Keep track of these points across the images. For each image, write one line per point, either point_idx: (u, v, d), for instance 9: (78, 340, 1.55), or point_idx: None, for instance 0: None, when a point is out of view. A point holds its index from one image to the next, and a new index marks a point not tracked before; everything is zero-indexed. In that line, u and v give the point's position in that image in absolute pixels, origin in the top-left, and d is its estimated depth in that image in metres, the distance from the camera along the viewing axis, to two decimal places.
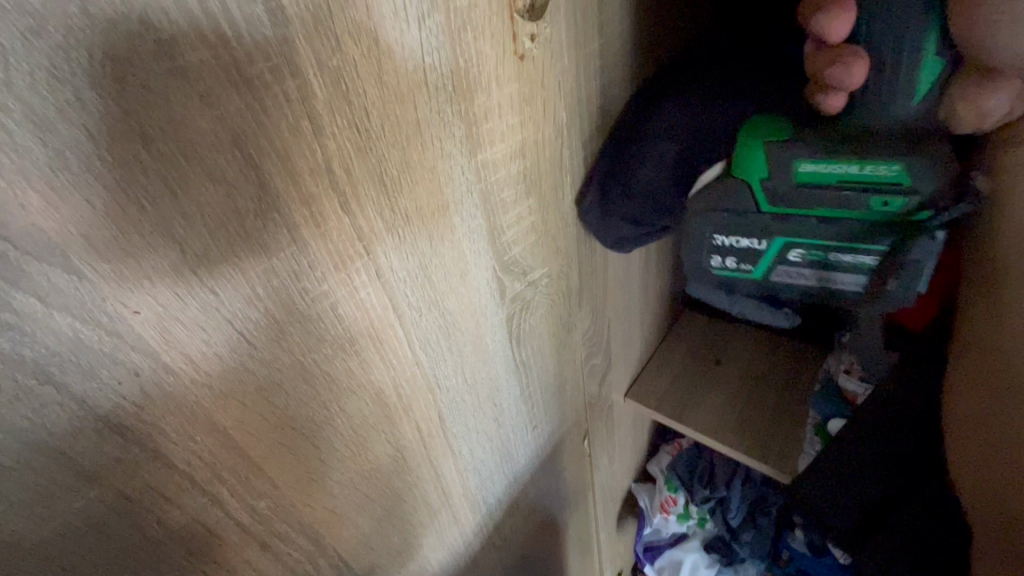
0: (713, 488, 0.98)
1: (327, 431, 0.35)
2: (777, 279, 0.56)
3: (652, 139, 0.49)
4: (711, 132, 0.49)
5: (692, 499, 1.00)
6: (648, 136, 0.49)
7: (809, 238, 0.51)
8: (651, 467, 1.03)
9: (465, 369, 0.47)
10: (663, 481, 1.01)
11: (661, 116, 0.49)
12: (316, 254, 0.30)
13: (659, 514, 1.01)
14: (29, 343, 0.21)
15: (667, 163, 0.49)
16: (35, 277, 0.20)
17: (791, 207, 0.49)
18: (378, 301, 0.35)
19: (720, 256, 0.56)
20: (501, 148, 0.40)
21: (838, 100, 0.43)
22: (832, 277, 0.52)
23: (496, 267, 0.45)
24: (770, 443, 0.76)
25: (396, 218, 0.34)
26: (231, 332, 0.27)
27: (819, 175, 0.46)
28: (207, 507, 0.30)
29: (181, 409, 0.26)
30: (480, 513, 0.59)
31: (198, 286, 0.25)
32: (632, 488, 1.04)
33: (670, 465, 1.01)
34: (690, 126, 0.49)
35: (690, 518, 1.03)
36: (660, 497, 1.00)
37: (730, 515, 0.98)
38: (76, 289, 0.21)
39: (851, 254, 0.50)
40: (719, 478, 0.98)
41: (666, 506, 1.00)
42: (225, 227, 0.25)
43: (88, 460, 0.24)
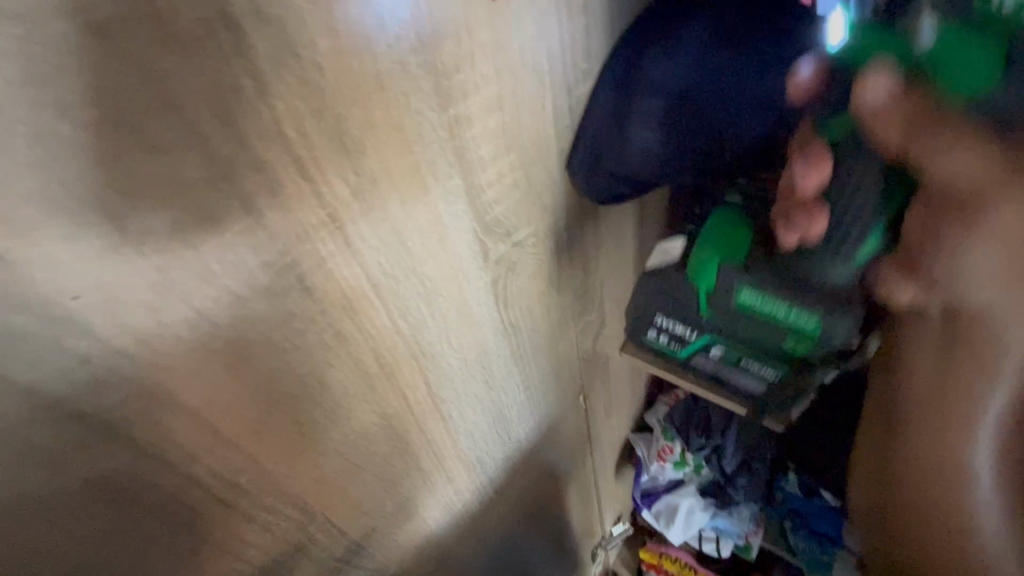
0: (709, 436, 0.99)
1: (307, 404, 0.34)
2: (692, 364, 0.63)
3: (650, 102, 0.45)
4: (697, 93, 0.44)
5: (687, 447, 1.01)
6: (644, 94, 0.45)
7: (727, 344, 0.57)
8: (648, 417, 1.06)
9: (451, 335, 0.46)
10: (660, 430, 1.04)
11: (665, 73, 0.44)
12: (274, 224, 0.28)
13: (656, 462, 1.06)
14: None
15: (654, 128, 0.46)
16: None
17: (719, 317, 0.55)
18: (349, 270, 0.33)
19: (657, 334, 0.60)
20: (476, 101, 0.38)
21: (791, 238, 0.44)
22: (734, 375, 0.61)
23: (478, 228, 0.43)
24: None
25: (362, 181, 0.32)
26: (188, 311, 0.26)
27: (757, 307, 0.51)
28: (186, 485, 0.29)
29: (144, 391, 0.26)
30: (476, 472, 0.60)
31: (144, 263, 0.23)
32: (630, 439, 1.09)
33: (667, 415, 1.04)
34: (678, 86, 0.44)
35: (687, 465, 1.05)
36: (657, 445, 1.04)
37: (725, 461, 0.99)
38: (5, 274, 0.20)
39: (758, 364, 0.57)
40: (715, 426, 0.98)
41: (663, 454, 1.04)
42: (167, 199, 0.23)
43: (45, 447, 0.23)
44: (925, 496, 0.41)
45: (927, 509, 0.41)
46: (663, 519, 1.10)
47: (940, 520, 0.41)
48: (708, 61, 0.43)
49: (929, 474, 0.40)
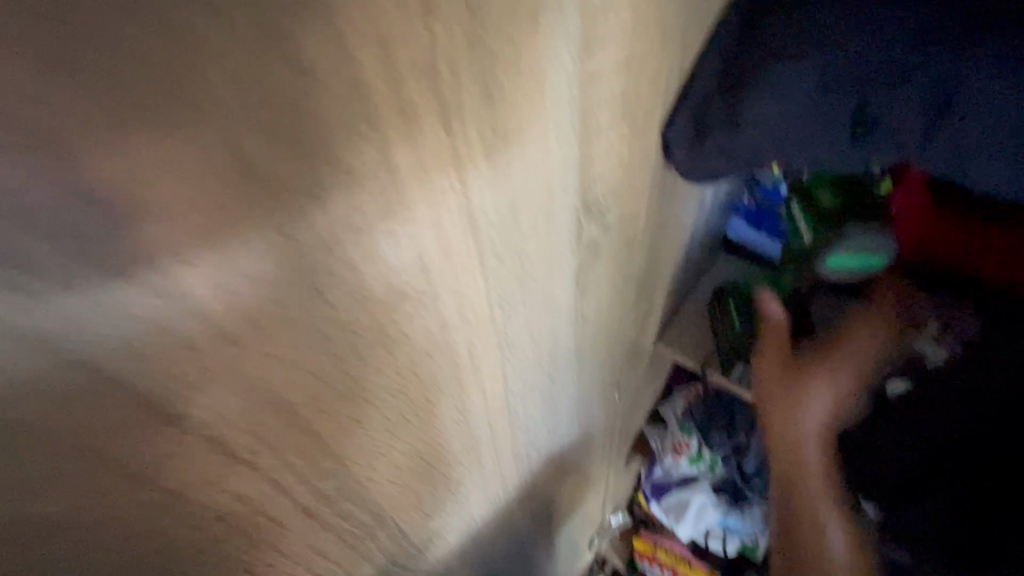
0: (732, 434, 1.02)
1: (400, 398, 0.29)
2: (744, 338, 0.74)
3: (785, 67, 0.40)
4: (859, 78, 0.39)
5: (707, 444, 1.02)
6: (784, 75, 0.40)
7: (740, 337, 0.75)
8: (664, 409, 1.03)
9: (533, 324, 0.41)
10: (676, 424, 1.03)
11: (807, 29, 0.39)
12: (409, 187, 0.22)
13: (670, 455, 1.04)
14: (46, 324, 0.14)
15: (785, 112, 0.41)
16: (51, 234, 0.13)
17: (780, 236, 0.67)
18: (465, 248, 0.28)
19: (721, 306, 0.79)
20: (609, 57, 0.32)
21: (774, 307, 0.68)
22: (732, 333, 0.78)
23: (580, 206, 0.38)
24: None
25: (496, 142, 0.26)
26: (309, 291, 0.20)
27: None
28: (271, 494, 0.24)
29: (247, 385, 0.20)
30: (522, 467, 0.56)
31: (277, 227, 0.18)
32: (644, 431, 1.07)
33: (685, 410, 1.03)
34: (827, 78, 0.40)
35: (702, 461, 1.04)
36: (673, 440, 1.03)
37: (745, 461, 1.01)
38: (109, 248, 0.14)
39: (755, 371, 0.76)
40: (738, 426, 1.03)
41: (679, 448, 1.03)
42: (310, 146, 0.18)
43: (132, 455, 0.18)
44: None
45: None
46: (672, 514, 1.08)
47: None
48: (876, 55, 0.38)
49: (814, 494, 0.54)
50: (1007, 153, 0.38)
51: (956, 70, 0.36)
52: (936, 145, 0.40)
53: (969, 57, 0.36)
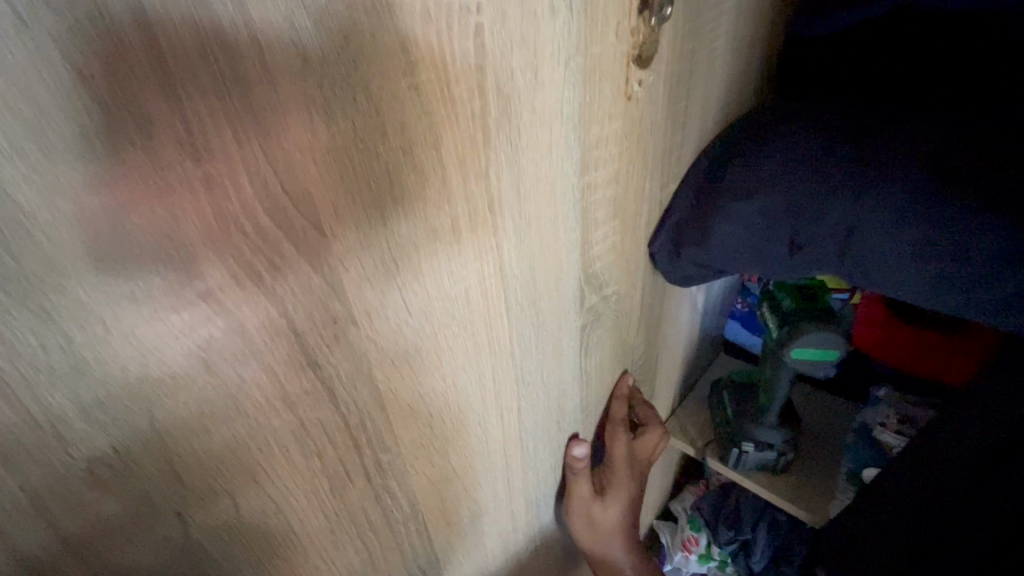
0: (738, 530, 1.01)
1: (441, 399, 0.40)
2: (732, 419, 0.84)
3: (735, 203, 0.52)
4: (804, 206, 0.49)
5: (715, 539, 1.02)
6: (730, 204, 0.53)
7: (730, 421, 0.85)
8: (674, 504, 1.08)
9: (545, 368, 0.51)
10: (685, 520, 1.06)
11: (754, 178, 0.52)
12: (464, 242, 0.35)
13: (679, 552, 1.04)
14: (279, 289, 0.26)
15: (737, 235, 0.53)
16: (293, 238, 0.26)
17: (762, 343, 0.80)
18: (496, 291, 0.40)
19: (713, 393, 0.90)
20: (603, 173, 0.46)
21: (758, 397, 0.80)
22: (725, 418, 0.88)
23: (582, 276, 0.51)
24: (802, 484, 0.82)
25: (522, 221, 0.40)
26: (399, 299, 0.33)
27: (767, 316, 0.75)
28: (350, 451, 0.34)
29: (354, 359, 0.31)
30: (530, 512, 0.62)
31: (389, 254, 0.31)
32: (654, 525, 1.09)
33: (694, 504, 1.07)
34: (774, 206, 0.50)
35: (712, 561, 1.02)
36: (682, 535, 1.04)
37: (753, 559, 0.98)
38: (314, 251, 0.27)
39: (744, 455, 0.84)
40: (744, 520, 1.02)
41: (687, 544, 1.03)
42: (414, 210, 0.31)
43: (290, 388, 0.29)
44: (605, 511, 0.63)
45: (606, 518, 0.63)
46: None
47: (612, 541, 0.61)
48: (823, 187, 0.48)
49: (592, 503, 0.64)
50: (974, 268, 0.42)
51: (857, 207, 0.46)
52: (865, 259, 0.46)
53: (869, 197, 0.45)
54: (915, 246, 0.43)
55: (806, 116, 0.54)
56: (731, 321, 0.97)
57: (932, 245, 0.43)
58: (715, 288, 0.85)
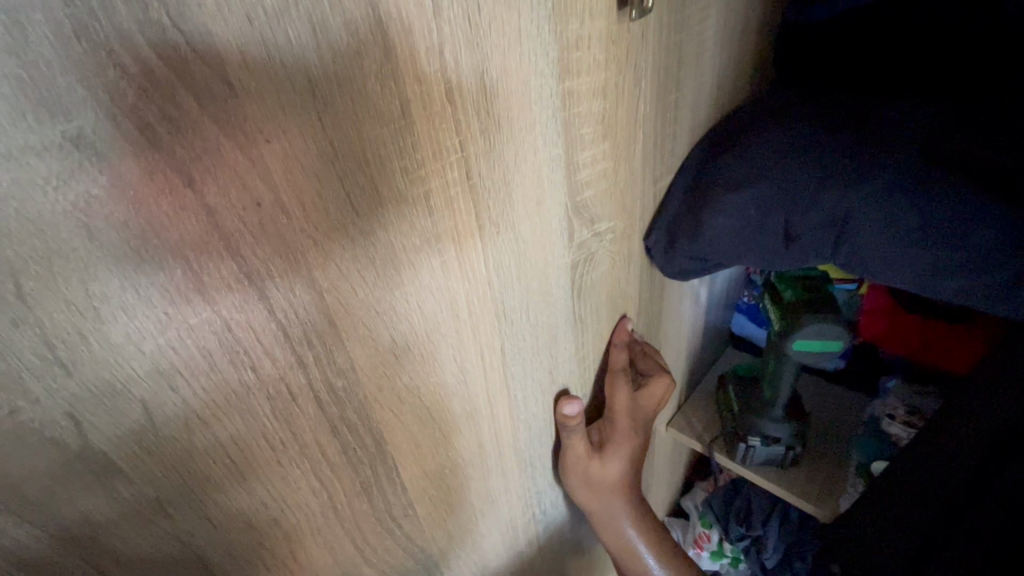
0: (749, 526, 0.96)
1: (404, 324, 0.36)
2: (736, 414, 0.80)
3: (728, 193, 0.51)
4: (796, 194, 0.48)
5: (726, 536, 0.98)
6: (723, 194, 0.52)
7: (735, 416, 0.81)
8: (685, 501, 1.05)
9: (530, 308, 0.47)
10: (697, 516, 1.03)
11: (748, 169, 0.51)
12: (419, 134, 0.31)
13: (691, 549, 1.02)
14: (176, 150, 0.22)
15: (734, 224, 0.51)
16: (190, 85, 0.22)
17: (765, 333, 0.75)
18: (464, 203, 0.36)
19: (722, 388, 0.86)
20: (586, 82, 0.42)
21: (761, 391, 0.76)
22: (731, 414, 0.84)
23: (569, 205, 0.46)
24: (811, 479, 0.76)
25: (490, 121, 0.35)
26: (340, 190, 0.29)
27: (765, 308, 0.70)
28: (293, 368, 0.30)
29: (289, 255, 0.28)
30: (526, 474, 0.57)
31: (322, 132, 0.27)
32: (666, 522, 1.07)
33: (705, 500, 1.03)
34: (768, 194, 0.49)
35: (724, 558, 0.99)
36: (693, 532, 1.02)
37: (765, 556, 0.94)
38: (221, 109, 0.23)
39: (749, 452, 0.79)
40: (756, 517, 0.96)
41: (699, 542, 1.01)
42: (351, 83, 0.27)
43: (206, 277, 0.25)
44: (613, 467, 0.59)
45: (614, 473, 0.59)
46: None
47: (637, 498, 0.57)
48: (815, 175, 0.47)
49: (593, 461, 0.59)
50: (979, 255, 0.40)
51: (848, 197, 0.45)
52: (858, 250, 0.45)
53: (861, 186, 0.44)
54: (907, 236, 0.42)
55: (803, 112, 0.54)
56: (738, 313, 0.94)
57: (924, 236, 0.42)
58: (716, 282, 0.83)
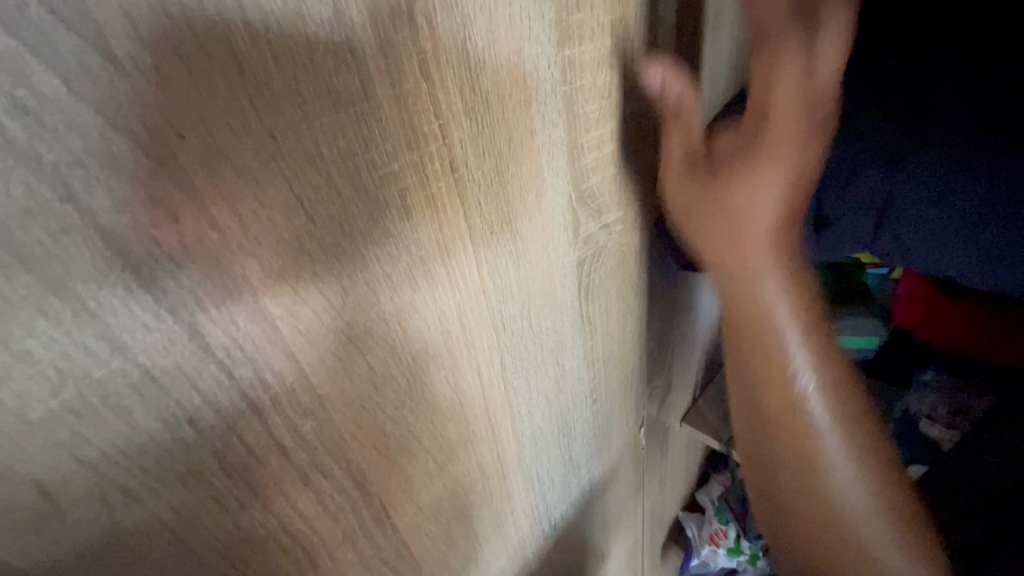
0: None
1: (384, 349, 0.30)
2: None
3: None
4: (831, 174, 0.46)
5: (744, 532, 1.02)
6: None
7: None
8: (702, 496, 1.06)
9: (533, 316, 0.41)
10: (713, 511, 1.04)
11: None
12: (388, 120, 0.25)
13: (708, 545, 1.05)
14: (41, 152, 0.16)
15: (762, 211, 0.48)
16: (50, 58, 0.15)
17: None
18: (450, 202, 0.30)
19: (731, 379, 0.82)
20: (590, 50, 0.36)
21: None
22: None
23: (573, 195, 0.40)
24: None
25: (477, 101, 0.29)
26: (289, 196, 0.23)
27: None
28: (246, 415, 0.25)
29: (226, 279, 0.22)
30: (534, 492, 0.52)
31: (257, 122, 0.21)
32: (680, 517, 1.07)
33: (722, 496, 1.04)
34: None
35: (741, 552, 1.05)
36: (710, 528, 1.04)
37: None
38: (105, 94, 0.17)
39: None
40: None
41: (716, 538, 1.04)
42: (292, 55, 0.21)
43: (111, 318, 0.19)
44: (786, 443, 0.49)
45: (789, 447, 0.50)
46: None
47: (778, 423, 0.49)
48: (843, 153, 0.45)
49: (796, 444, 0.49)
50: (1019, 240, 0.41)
51: (901, 178, 0.43)
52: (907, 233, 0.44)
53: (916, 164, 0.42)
54: (966, 214, 0.42)
55: None
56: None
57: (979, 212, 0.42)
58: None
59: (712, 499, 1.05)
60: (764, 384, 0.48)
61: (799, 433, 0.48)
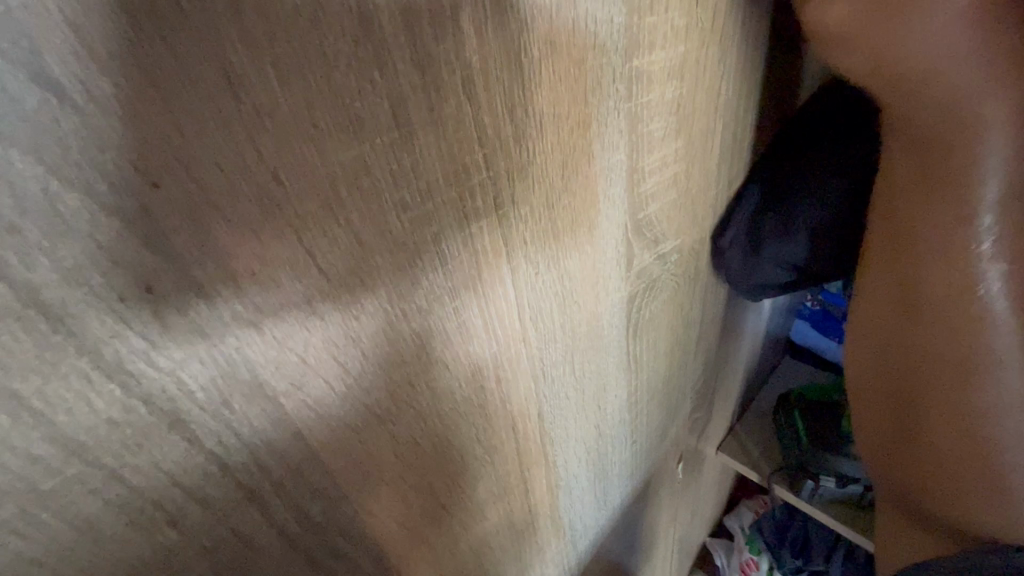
0: (807, 559, 0.90)
1: (409, 414, 0.26)
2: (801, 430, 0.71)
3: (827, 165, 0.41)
4: None
5: (778, 566, 0.93)
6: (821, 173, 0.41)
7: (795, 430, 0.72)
8: (730, 520, 0.98)
9: (576, 359, 0.36)
10: (743, 539, 0.96)
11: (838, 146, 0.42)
12: (423, 152, 0.20)
13: None
14: None
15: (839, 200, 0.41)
16: None
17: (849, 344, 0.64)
18: (491, 242, 0.25)
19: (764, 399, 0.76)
20: (661, 58, 0.30)
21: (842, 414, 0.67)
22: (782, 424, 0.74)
23: (629, 225, 0.35)
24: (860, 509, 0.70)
25: (528, 123, 0.24)
26: (297, 250, 0.18)
27: None
28: (240, 506, 0.20)
29: (216, 356, 0.17)
30: (564, 542, 0.48)
31: (257, 163, 0.16)
32: (707, 543, 1.01)
33: (753, 523, 0.96)
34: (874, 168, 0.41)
35: None
36: (740, 557, 0.95)
37: None
38: (45, 134, 0.12)
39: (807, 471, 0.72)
40: (815, 552, 0.89)
41: (746, 570, 0.94)
42: (304, 76, 0.16)
43: (66, 416, 0.15)
44: (931, 350, 0.38)
45: (934, 359, 0.38)
46: None
47: (921, 325, 0.38)
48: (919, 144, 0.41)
49: (939, 353, 0.38)
50: None
51: None
52: None
53: None
54: None
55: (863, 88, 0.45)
56: (800, 323, 0.83)
57: None
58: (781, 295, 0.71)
59: (743, 527, 0.97)
60: (937, 313, 0.37)
61: (975, 390, 0.37)
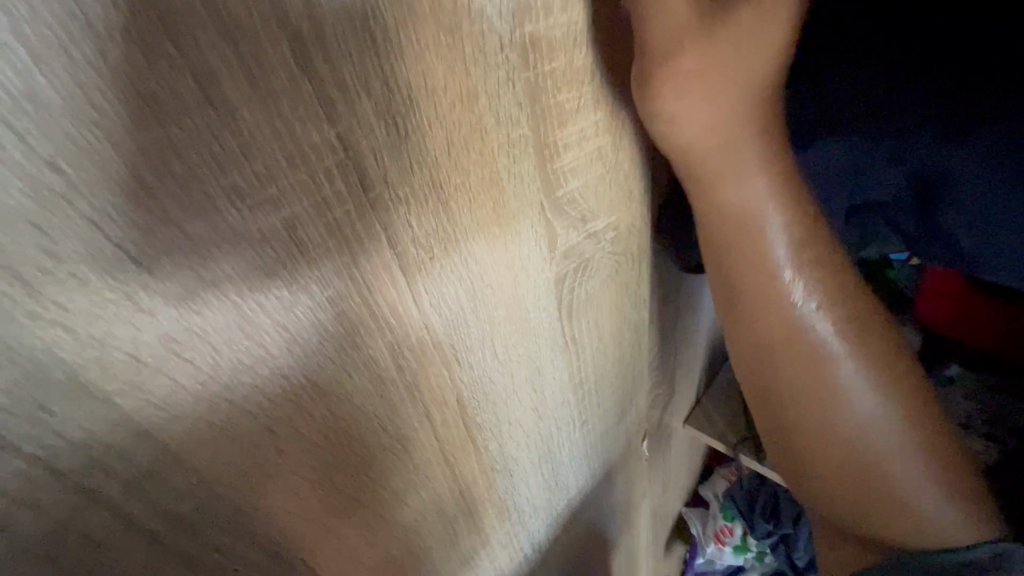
0: (778, 523, 0.94)
1: (290, 409, 0.25)
2: None
3: None
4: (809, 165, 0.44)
5: (751, 531, 0.96)
6: None
7: None
8: (706, 491, 0.97)
9: (499, 342, 0.35)
10: (718, 507, 0.96)
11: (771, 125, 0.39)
12: (252, 134, 0.19)
13: (712, 544, 0.98)
14: None
15: None
16: None
17: None
18: (364, 227, 0.24)
19: None
20: (561, 22, 0.28)
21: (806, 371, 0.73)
22: None
23: (547, 203, 0.33)
24: None
25: (394, 98, 0.22)
26: (102, 245, 0.17)
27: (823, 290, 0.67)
28: (83, 510, 0.20)
29: (14, 357, 0.16)
30: (512, 524, 0.47)
31: (22, 151, 0.15)
32: (683, 512, 0.99)
33: (726, 492, 0.96)
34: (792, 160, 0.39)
35: (748, 551, 1.01)
36: (716, 526, 0.96)
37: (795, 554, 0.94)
38: None
39: None
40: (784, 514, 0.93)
41: (721, 536, 0.97)
42: (68, 53, 0.14)
43: None
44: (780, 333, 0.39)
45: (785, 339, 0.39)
46: None
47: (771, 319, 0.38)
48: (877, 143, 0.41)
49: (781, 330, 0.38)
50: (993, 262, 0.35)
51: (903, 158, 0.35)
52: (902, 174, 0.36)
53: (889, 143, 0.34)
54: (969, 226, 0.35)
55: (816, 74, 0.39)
56: None
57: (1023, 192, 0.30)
58: None
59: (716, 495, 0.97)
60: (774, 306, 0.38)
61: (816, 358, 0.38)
